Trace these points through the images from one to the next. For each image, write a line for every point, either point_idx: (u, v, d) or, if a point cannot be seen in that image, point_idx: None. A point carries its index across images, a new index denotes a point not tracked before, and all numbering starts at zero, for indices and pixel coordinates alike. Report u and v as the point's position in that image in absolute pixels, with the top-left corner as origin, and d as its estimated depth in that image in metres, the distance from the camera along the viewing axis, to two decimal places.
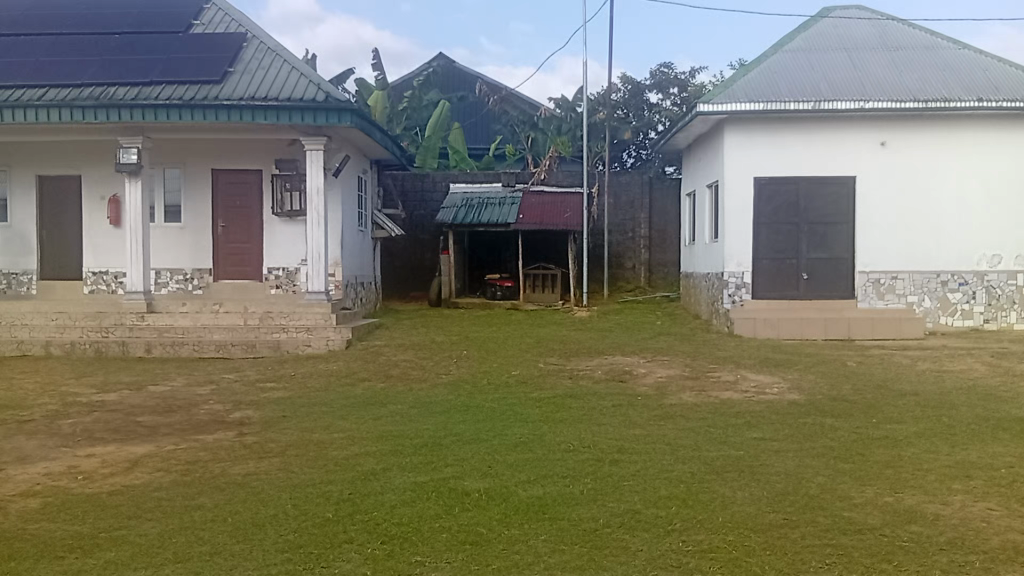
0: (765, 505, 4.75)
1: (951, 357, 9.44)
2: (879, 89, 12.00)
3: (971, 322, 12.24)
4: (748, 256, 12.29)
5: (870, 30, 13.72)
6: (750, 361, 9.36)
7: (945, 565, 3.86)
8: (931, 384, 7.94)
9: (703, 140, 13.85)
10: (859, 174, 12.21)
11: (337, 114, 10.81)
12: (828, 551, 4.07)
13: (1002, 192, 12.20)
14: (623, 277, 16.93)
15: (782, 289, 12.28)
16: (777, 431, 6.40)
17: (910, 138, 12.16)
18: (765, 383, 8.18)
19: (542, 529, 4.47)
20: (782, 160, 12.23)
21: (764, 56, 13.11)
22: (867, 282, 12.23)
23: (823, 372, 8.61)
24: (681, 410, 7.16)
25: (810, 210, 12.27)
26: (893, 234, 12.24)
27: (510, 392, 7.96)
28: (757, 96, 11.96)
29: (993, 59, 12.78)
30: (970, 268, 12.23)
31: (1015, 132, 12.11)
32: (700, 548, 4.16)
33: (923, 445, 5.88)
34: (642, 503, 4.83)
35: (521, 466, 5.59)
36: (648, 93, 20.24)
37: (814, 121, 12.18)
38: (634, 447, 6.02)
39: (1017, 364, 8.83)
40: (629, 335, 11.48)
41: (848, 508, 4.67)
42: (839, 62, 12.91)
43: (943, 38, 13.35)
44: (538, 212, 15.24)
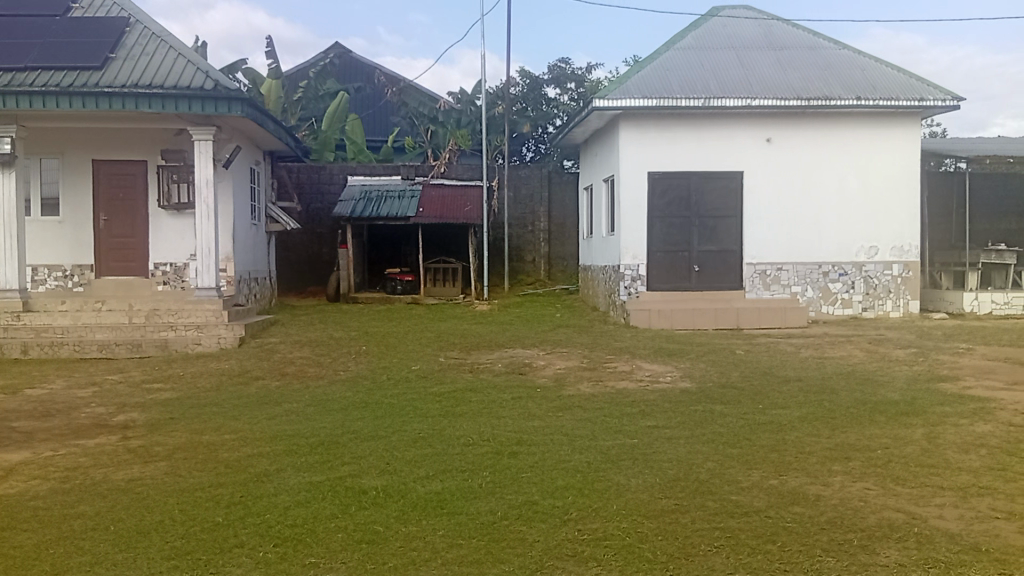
0: (657, 492, 4.86)
1: (832, 343, 9.91)
2: (765, 87, 12.45)
3: (850, 310, 12.90)
4: (643, 248, 12.54)
5: (756, 30, 14.23)
6: (646, 351, 9.57)
7: (826, 544, 4.03)
8: (813, 370, 8.31)
9: (599, 135, 14.06)
10: (746, 169, 12.66)
11: (227, 103, 10.44)
12: (716, 534, 4.20)
13: (878, 187, 12.85)
14: (523, 271, 17.05)
15: (675, 280, 12.60)
16: (669, 419, 6.57)
17: (794, 135, 12.69)
18: (659, 372, 8.40)
19: (439, 525, 4.43)
20: (675, 155, 12.54)
21: (657, 53, 13.39)
22: (754, 273, 12.71)
23: (714, 360, 8.91)
24: (579, 401, 7.24)
25: (701, 205, 12.64)
26: (778, 227, 12.75)
27: (409, 387, 7.89)
28: (650, 91, 12.20)
29: (870, 60, 13.45)
30: (849, 260, 12.87)
31: (889, 129, 12.78)
32: (594, 536, 4.22)
33: (805, 429, 6.15)
34: (539, 494, 4.86)
35: (420, 462, 5.54)
36: (546, 87, 20.40)
37: (704, 118, 12.55)
38: (533, 439, 6.05)
39: (892, 350, 9.36)
40: (529, 327, 11.57)
41: (735, 491, 4.83)
42: (728, 60, 13.32)
43: (823, 38, 13.98)
44: (438, 205, 15.14)
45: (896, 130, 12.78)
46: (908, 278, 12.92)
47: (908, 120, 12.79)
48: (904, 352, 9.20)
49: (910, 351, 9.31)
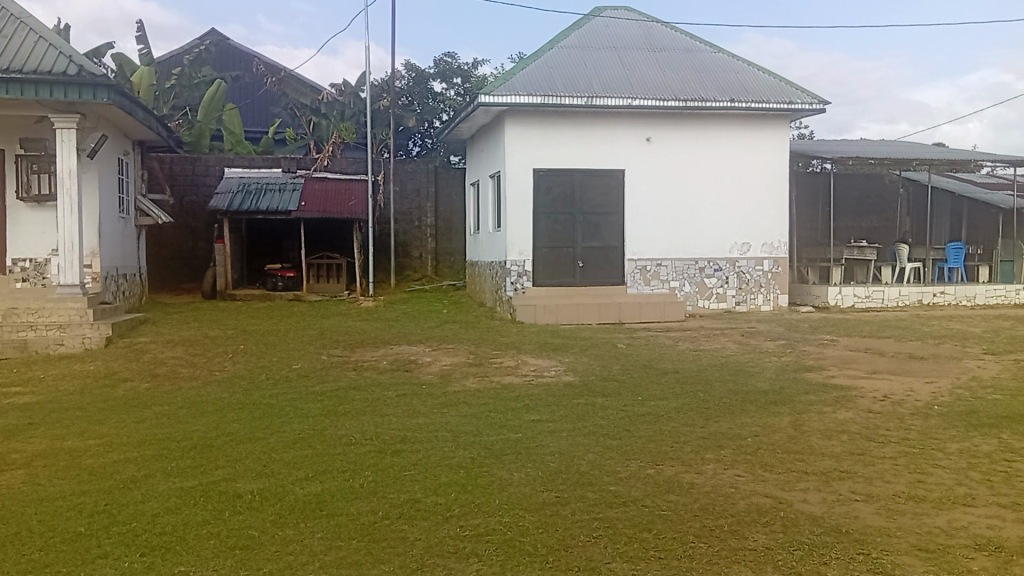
0: (539, 485, 4.91)
1: (707, 336, 10.29)
2: (645, 87, 12.77)
3: (725, 304, 13.44)
4: (528, 244, 12.64)
5: (637, 32, 14.58)
6: (530, 346, 9.66)
7: (698, 531, 4.17)
8: (689, 363, 8.60)
9: (485, 130, 14.10)
10: (627, 168, 12.97)
11: (92, 89, 9.86)
12: (595, 524, 4.28)
13: (751, 186, 13.43)
14: (410, 267, 16.90)
15: (560, 276, 12.78)
16: (552, 412, 6.66)
17: (671, 135, 13.10)
18: (544, 366, 8.50)
19: (318, 527, 4.34)
20: (558, 152, 12.71)
21: (542, 51, 13.52)
22: (635, 268, 13.06)
23: (596, 354, 9.10)
24: (463, 397, 7.24)
25: (584, 202, 12.88)
26: (658, 224, 13.14)
27: (289, 387, 7.68)
28: (535, 89, 12.31)
29: (743, 63, 14.03)
30: (723, 256, 13.40)
31: (761, 132, 13.37)
32: (476, 532, 4.22)
33: (681, 419, 6.36)
34: (422, 492, 4.82)
35: (300, 463, 5.41)
36: (431, 81, 20.29)
37: (587, 116, 12.77)
38: (417, 436, 6.01)
39: (762, 342, 9.81)
40: (415, 323, 11.49)
41: (614, 482, 4.93)
42: (610, 60, 13.60)
43: (700, 41, 14.48)
44: (321, 199, 14.83)
45: (767, 132, 13.39)
46: (778, 273, 13.57)
47: (778, 123, 13.42)
48: (774, 344, 9.65)
49: (779, 342, 9.77)
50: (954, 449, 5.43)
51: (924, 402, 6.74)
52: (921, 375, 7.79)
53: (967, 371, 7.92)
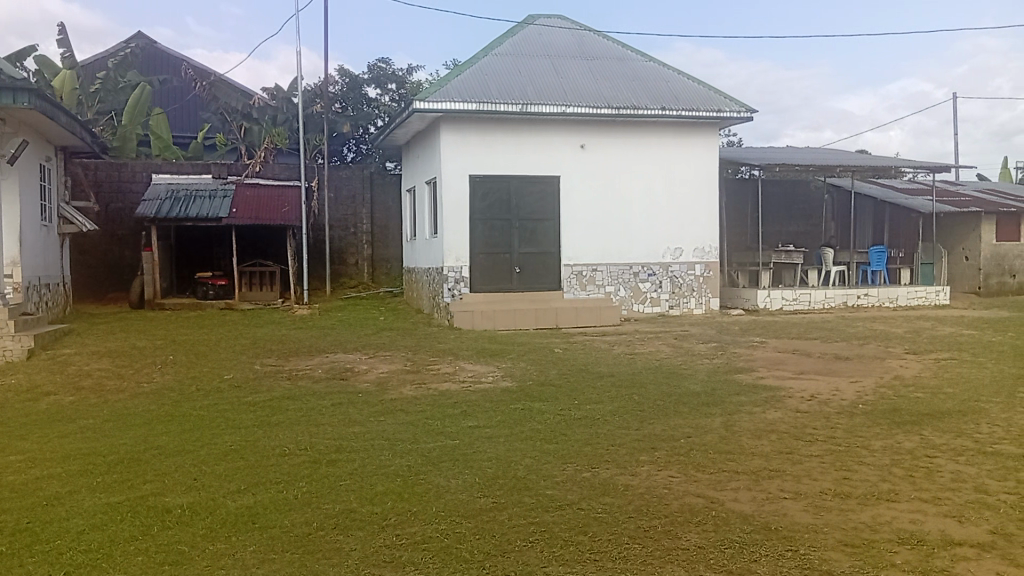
0: (476, 491, 4.93)
1: (642, 340, 10.44)
2: (579, 95, 12.92)
3: (658, 308, 13.65)
4: (465, 250, 12.63)
5: (570, 40, 14.75)
6: (468, 352, 9.67)
7: (633, 532, 4.24)
8: (625, 366, 8.73)
9: (421, 136, 14.07)
10: (562, 174, 13.10)
11: (11, 93, 9.52)
12: (531, 529, 4.31)
13: (682, 192, 13.70)
14: (346, 274, 16.73)
15: (497, 282, 12.82)
16: (490, 418, 6.68)
17: (605, 141, 13.28)
18: (481, 372, 8.52)
19: (251, 540, 4.27)
20: (494, 158, 12.76)
21: (476, 58, 13.56)
22: (571, 274, 13.18)
23: (533, 359, 9.15)
24: (400, 405, 7.21)
25: (521, 208, 12.95)
26: (593, 229, 13.31)
27: (221, 398, 7.53)
28: (469, 95, 12.34)
29: (674, 72, 14.32)
30: (657, 261, 13.63)
31: (692, 139, 13.66)
32: (413, 540, 4.20)
33: (616, 422, 6.45)
34: (357, 501, 4.79)
35: (232, 475, 5.31)
36: (365, 87, 20.14)
37: (522, 123, 12.86)
38: (353, 445, 5.96)
39: (695, 344, 10.02)
40: (351, 331, 11.37)
41: (550, 486, 4.98)
42: (544, 68, 13.72)
43: (631, 51, 14.74)
44: (253, 206, 14.58)
45: (697, 139, 13.69)
46: (709, 277, 13.88)
47: (708, 130, 13.74)
48: (706, 347, 9.86)
49: (711, 345, 9.99)
50: (878, 446, 5.63)
51: (849, 401, 6.97)
52: (846, 374, 8.06)
53: (889, 370, 8.23)
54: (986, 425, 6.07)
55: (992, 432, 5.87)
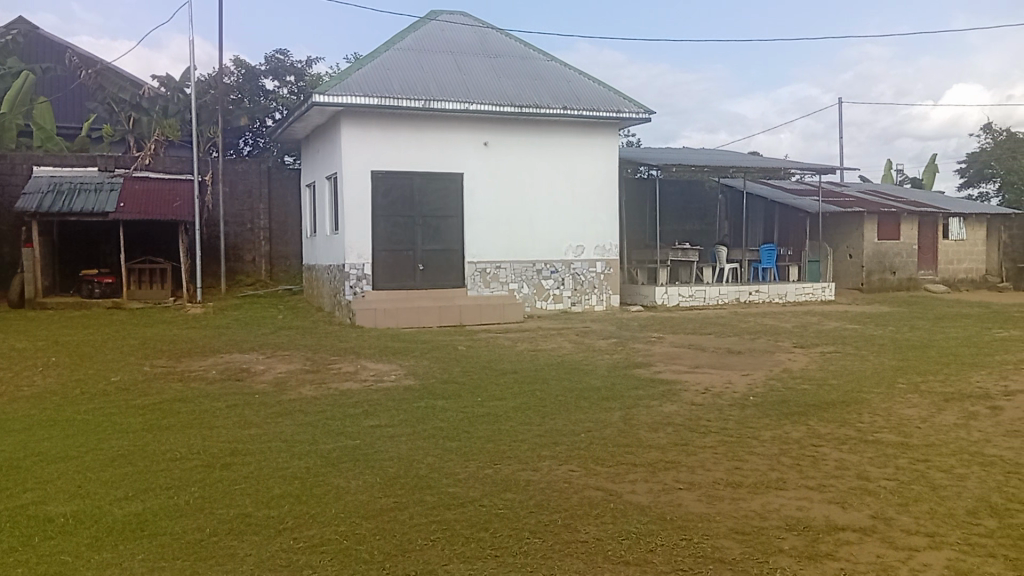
0: (377, 491, 4.86)
1: (544, 337, 10.55)
2: (481, 92, 12.94)
3: (561, 305, 13.85)
4: (367, 247, 12.45)
5: (472, 36, 14.75)
6: (370, 350, 9.55)
7: (533, 527, 4.27)
8: (528, 362, 8.79)
9: (321, 131, 13.80)
10: (465, 171, 13.09)
11: None
12: (433, 527, 4.29)
13: (584, 191, 13.92)
14: (243, 271, 16.25)
15: (399, 279, 12.69)
16: (392, 417, 6.61)
17: (507, 140, 13.34)
18: (384, 370, 8.43)
19: (139, 549, 4.09)
20: (397, 155, 12.63)
21: (378, 52, 13.39)
22: (474, 271, 13.22)
23: (436, 357, 9.12)
24: (299, 405, 7.04)
25: (424, 205, 12.87)
26: (495, 226, 13.35)
27: (107, 401, 7.19)
28: (371, 90, 12.17)
29: (574, 72, 14.53)
30: (559, 258, 13.81)
31: (592, 138, 13.91)
32: (310, 543, 4.11)
33: (519, 418, 6.49)
34: (253, 506, 4.65)
35: (120, 482, 5.07)
36: (263, 79, 19.64)
37: (424, 119, 12.77)
38: (248, 448, 5.79)
39: (596, 340, 10.18)
40: (248, 330, 11.06)
41: (452, 483, 4.96)
42: (447, 64, 13.67)
43: (532, 49, 14.87)
44: (143, 200, 13.98)
45: (597, 139, 13.94)
46: (610, 275, 14.19)
47: (607, 130, 14.01)
48: (607, 342, 10.06)
49: (612, 341, 10.18)
50: (767, 436, 5.86)
51: (741, 393, 7.23)
52: (739, 368, 8.35)
53: (778, 363, 8.58)
54: (867, 415, 6.40)
55: (872, 421, 6.20)
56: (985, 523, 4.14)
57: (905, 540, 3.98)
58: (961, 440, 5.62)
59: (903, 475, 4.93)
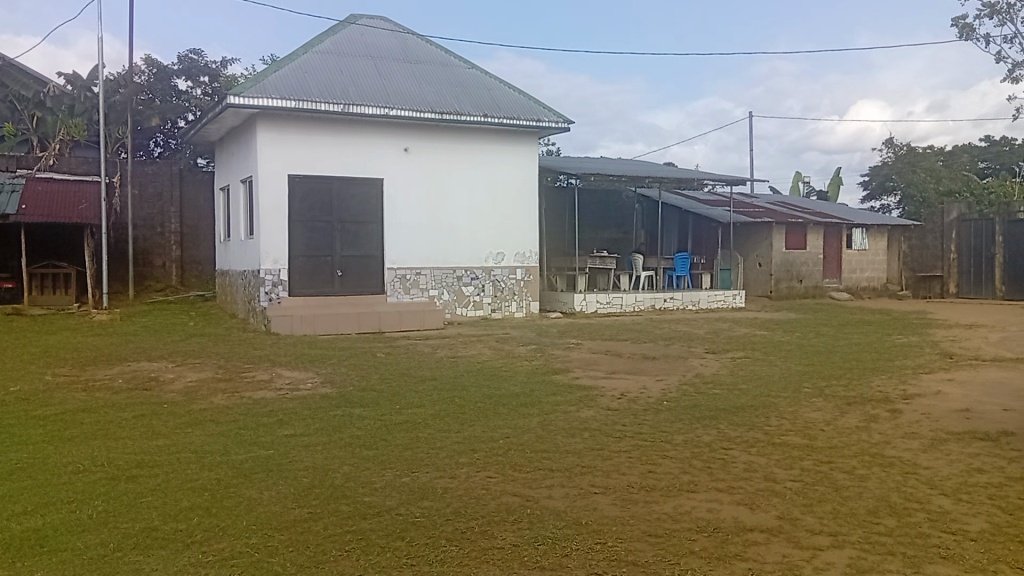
0: (290, 502, 4.76)
1: (464, 343, 10.54)
2: (401, 98, 12.86)
3: (481, 311, 13.92)
4: (283, 253, 12.22)
5: (392, 42, 14.67)
6: (286, 358, 9.36)
7: (450, 534, 4.26)
8: (446, 369, 8.76)
9: (236, 134, 13.49)
10: (385, 177, 12.98)
11: None
12: (348, 538, 4.23)
13: (504, 198, 14.02)
14: (152, 276, 15.73)
15: (317, 285, 12.50)
16: (307, 426, 6.49)
17: (427, 146, 13.30)
18: (299, 379, 8.27)
19: (38, 566, 3.90)
20: (315, 160, 12.43)
21: (295, 55, 13.16)
22: (394, 277, 13.11)
23: (354, 364, 9.00)
24: (211, 415, 6.84)
25: (342, 210, 12.70)
26: (415, 232, 13.29)
27: (3, 412, 6.84)
28: (288, 93, 11.94)
29: (494, 80, 14.60)
30: (480, 265, 13.86)
31: (511, 147, 14.01)
32: (220, 557, 4.00)
33: (437, 426, 6.47)
34: (160, 519, 4.50)
35: (16, 496, 4.83)
36: (175, 79, 19.08)
37: (343, 124, 12.61)
38: (156, 459, 5.59)
39: (515, 347, 10.22)
40: (158, 338, 10.70)
41: (368, 493, 4.90)
42: (366, 69, 13.54)
43: (453, 56, 14.89)
44: (47, 202, 13.39)
45: (517, 147, 14.05)
46: (529, 281, 14.35)
47: (527, 139, 14.14)
48: (526, 349, 10.10)
49: (531, 347, 10.24)
50: (680, 440, 5.99)
51: (656, 398, 7.38)
52: (653, 373, 8.52)
53: (692, 369, 8.78)
54: (775, 418, 6.62)
55: (779, 425, 6.41)
56: (884, 522, 4.33)
57: (809, 539, 4.12)
58: (862, 442, 5.87)
59: (808, 476, 5.12)
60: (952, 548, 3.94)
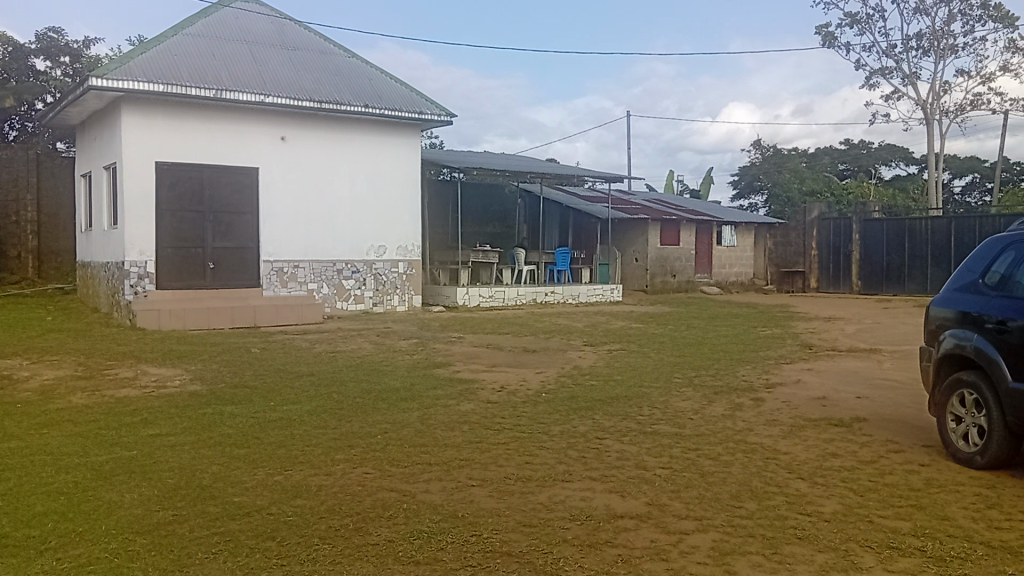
0: (153, 505, 4.55)
1: (344, 338, 10.38)
2: (277, 85, 12.49)
3: (362, 305, 13.73)
4: (150, 244, 11.67)
5: (268, 27, 14.23)
6: (152, 354, 8.94)
7: (323, 532, 4.17)
8: (324, 364, 8.58)
9: (99, 117, 12.76)
10: (261, 166, 12.60)
11: None
12: (215, 539, 4.08)
13: (385, 191, 13.87)
14: (6, 269, 14.73)
15: (188, 279, 11.98)
16: (174, 425, 6.22)
17: (305, 135, 12.98)
18: (166, 376, 7.91)
19: None
20: (186, 147, 11.92)
21: (164, 36, 12.56)
22: (270, 271, 12.75)
23: (227, 360, 8.69)
24: (67, 415, 6.44)
25: (215, 200, 12.24)
26: (293, 224, 12.97)
27: None
28: (156, 76, 11.38)
29: (375, 70, 14.41)
30: (360, 258, 13.67)
31: (394, 138, 13.86)
32: (76, 564, 3.78)
33: (313, 422, 6.33)
34: (11, 526, 4.21)
35: None
36: (32, 58, 17.86)
37: (216, 110, 12.15)
38: (6, 463, 5.23)
39: (396, 341, 10.14)
40: (10, 333, 9.99)
41: (238, 493, 4.75)
42: (241, 54, 13.08)
43: (332, 44, 14.59)
44: None
45: (398, 139, 13.92)
46: (412, 275, 14.25)
47: (408, 131, 14.02)
48: (408, 343, 10.04)
49: (412, 341, 10.19)
50: (556, 431, 6.09)
51: (535, 390, 7.48)
52: (533, 366, 8.62)
53: (570, 361, 8.95)
54: (647, 408, 6.84)
55: (651, 414, 6.62)
56: (746, 506, 4.54)
57: (676, 525, 4.27)
58: (728, 430, 6.13)
59: (677, 463, 5.31)
60: (808, 529, 4.17)
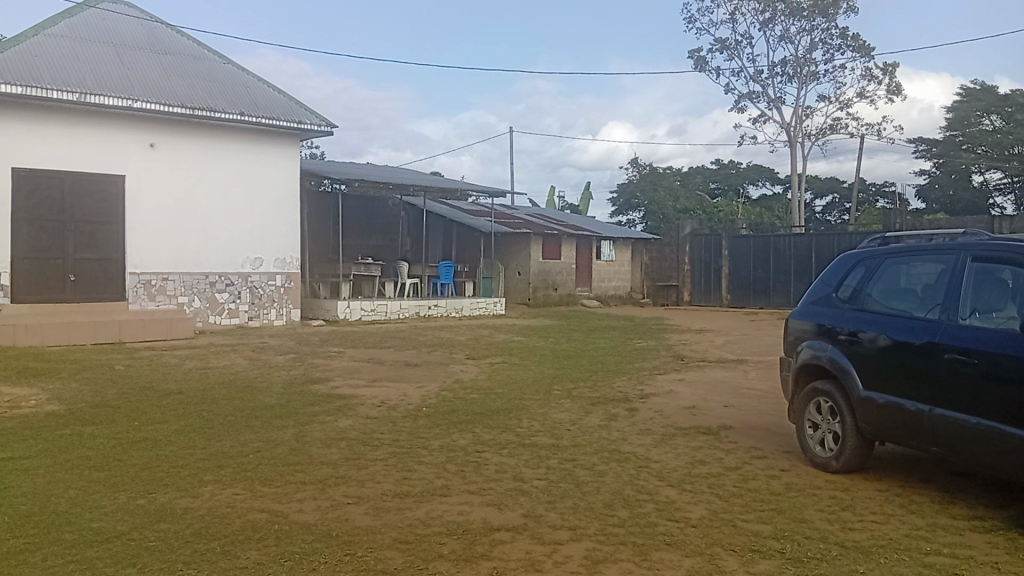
0: (2, 533, 4.27)
1: (216, 353, 10.03)
2: (148, 90, 12.01)
3: (236, 319, 13.32)
4: (4, 254, 10.94)
5: (138, 29, 13.65)
6: (4, 372, 8.36)
7: (187, 557, 4.02)
8: (194, 382, 8.26)
9: None
10: (129, 174, 12.06)
11: None
12: (70, 568, 3.86)
13: (262, 201, 13.53)
14: None
15: (46, 291, 11.30)
16: (28, 448, 5.85)
17: (177, 143, 12.52)
18: (20, 396, 7.41)
19: None
20: (46, 152, 11.28)
21: (23, 36, 11.85)
22: (137, 283, 12.20)
23: (88, 378, 8.24)
24: None
25: (77, 209, 11.62)
26: (163, 235, 12.47)
27: None
28: (13, 76, 10.73)
29: (252, 77, 14.06)
30: (234, 270, 13.27)
31: (271, 147, 13.55)
32: None
33: (181, 442, 6.09)
34: None
35: None
36: None
37: (81, 114, 11.55)
38: None
39: (272, 356, 9.87)
40: None
41: (96, 518, 4.51)
42: (108, 56, 12.49)
43: (207, 50, 14.15)
44: None
45: (277, 148, 13.62)
46: (290, 288, 13.94)
47: (287, 140, 13.74)
48: (283, 358, 9.80)
49: (288, 356, 9.95)
50: (435, 446, 6.08)
51: (414, 405, 7.44)
52: (413, 381, 8.57)
53: (449, 375, 8.95)
54: (525, 420, 6.92)
55: (530, 426, 6.71)
56: (618, 514, 4.67)
57: (550, 535, 4.36)
58: (603, 440, 6.29)
59: (552, 474, 5.40)
60: (676, 535, 4.34)
